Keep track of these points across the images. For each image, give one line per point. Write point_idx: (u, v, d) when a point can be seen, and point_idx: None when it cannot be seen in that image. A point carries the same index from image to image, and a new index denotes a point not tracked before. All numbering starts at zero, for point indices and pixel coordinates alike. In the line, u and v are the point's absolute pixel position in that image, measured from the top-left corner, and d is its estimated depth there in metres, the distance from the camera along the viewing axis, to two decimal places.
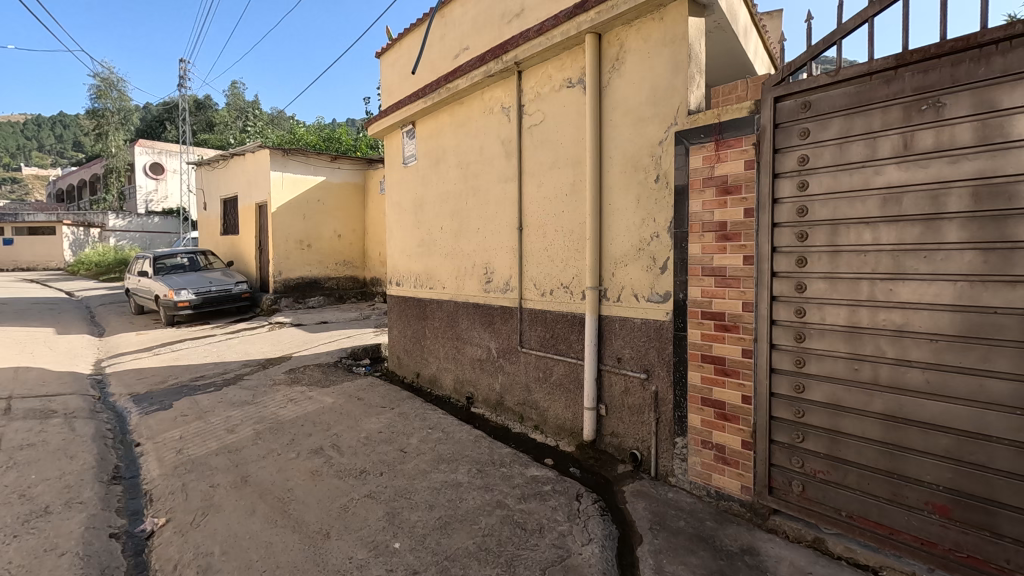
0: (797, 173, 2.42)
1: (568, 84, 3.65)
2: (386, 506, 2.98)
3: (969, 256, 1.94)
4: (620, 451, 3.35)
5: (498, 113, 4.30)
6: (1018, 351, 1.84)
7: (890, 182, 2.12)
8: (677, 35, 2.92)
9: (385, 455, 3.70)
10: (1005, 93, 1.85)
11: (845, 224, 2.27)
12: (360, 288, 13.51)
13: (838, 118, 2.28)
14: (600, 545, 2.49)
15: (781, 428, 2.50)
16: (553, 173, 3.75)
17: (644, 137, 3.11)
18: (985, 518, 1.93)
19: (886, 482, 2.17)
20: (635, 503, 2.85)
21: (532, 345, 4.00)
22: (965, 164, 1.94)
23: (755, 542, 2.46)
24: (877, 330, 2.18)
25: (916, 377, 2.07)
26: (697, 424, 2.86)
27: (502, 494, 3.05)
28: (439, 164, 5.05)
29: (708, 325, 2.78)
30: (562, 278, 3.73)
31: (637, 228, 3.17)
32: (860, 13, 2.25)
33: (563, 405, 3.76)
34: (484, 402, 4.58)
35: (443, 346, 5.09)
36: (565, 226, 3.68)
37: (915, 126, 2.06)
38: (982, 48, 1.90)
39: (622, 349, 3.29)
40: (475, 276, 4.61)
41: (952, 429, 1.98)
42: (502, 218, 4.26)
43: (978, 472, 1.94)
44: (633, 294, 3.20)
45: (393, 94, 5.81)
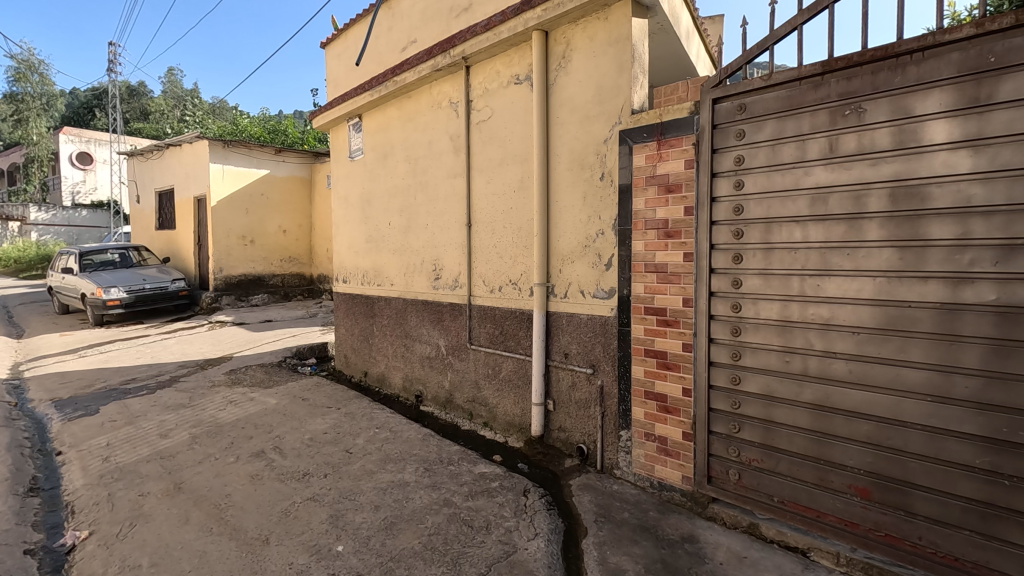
0: (733, 173, 2.51)
1: (516, 81, 3.64)
2: (329, 509, 2.90)
3: (887, 254, 2.06)
4: (567, 446, 3.40)
5: (446, 109, 4.25)
6: (929, 343, 1.97)
7: (818, 183, 2.23)
8: (622, 35, 2.96)
9: (330, 456, 3.61)
10: (919, 100, 1.97)
11: (778, 223, 2.37)
12: (308, 285, 13.13)
13: (771, 120, 2.38)
14: (546, 540, 2.51)
15: (719, 419, 2.59)
16: (501, 169, 3.75)
17: (589, 135, 3.15)
18: (901, 498, 2.06)
19: (814, 467, 2.28)
20: (581, 496, 2.90)
21: (482, 342, 3.99)
22: (884, 166, 2.05)
23: (695, 530, 2.54)
24: (806, 324, 2.29)
25: (841, 368, 2.19)
26: (641, 417, 2.93)
27: (450, 492, 3.03)
28: (387, 159, 4.96)
29: (651, 321, 2.85)
30: (510, 274, 3.73)
31: (583, 225, 3.21)
32: (790, 20, 2.35)
33: (512, 402, 3.77)
34: (434, 400, 4.54)
35: (392, 344, 5.01)
36: (512, 223, 3.68)
37: (840, 130, 2.17)
38: (899, 58, 2.01)
39: (569, 345, 3.32)
40: (424, 273, 4.55)
41: (872, 416, 2.11)
42: (450, 214, 4.22)
43: (895, 456, 2.06)
44: (579, 291, 3.24)
45: (339, 86, 5.66)
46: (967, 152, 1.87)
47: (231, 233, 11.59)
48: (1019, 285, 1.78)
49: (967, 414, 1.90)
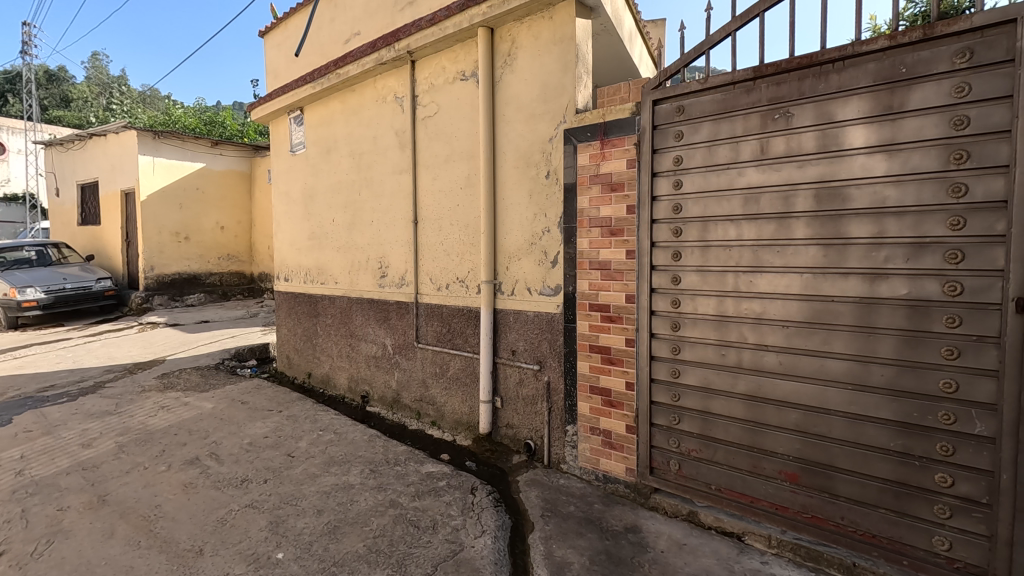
0: (673, 172, 2.59)
1: (462, 77, 3.62)
2: (269, 516, 2.80)
3: (813, 251, 2.17)
4: (515, 442, 3.42)
5: (391, 103, 4.17)
6: (850, 335, 2.09)
7: (750, 183, 2.33)
8: (566, 35, 2.99)
9: (271, 461, 3.48)
10: (840, 106, 2.09)
11: (714, 221, 2.46)
12: (248, 284, 12.62)
13: (707, 122, 2.47)
14: (493, 537, 2.51)
15: (660, 412, 2.67)
16: (447, 166, 3.72)
17: (535, 133, 3.17)
18: (825, 481, 2.18)
19: (748, 455, 2.39)
20: (528, 492, 2.92)
21: (429, 341, 3.95)
22: (809, 168, 2.17)
23: (638, 520, 2.61)
24: (740, 318, 2.39)
25: (772, 360, 2.30)
26: (586, 412, 2.98)
27: (396, 493, 2.98)
28: (330, 153, 4.82)
29: (595, 317, 2.90)
30: (457, 272, 3.70)
31: (529, 223, 3.23)
32: (725, 26, 2.44)
33: (460, 400, 3.75)
34: (380, 400, 4.46)
35: (337, 344, 4.89)
36: (459, 220, 3.66)
37: (770, 133, 2.27)
38: (822, 66, 2.13)
39: (516, 342, 3.34)
40: (369, 271, 4.45)
41: (800, 405, 2.23)
42: (396, 210, 4.15)
43: (821, 442, 2.18)
44: (526, 287, 3.26)
45: (279, 77, 5.45)
46: (882, 156, 2.00)
47: (164, 230, 10.96)
48: (928, 280, 1.93)
49: (883, 400, 2.03)
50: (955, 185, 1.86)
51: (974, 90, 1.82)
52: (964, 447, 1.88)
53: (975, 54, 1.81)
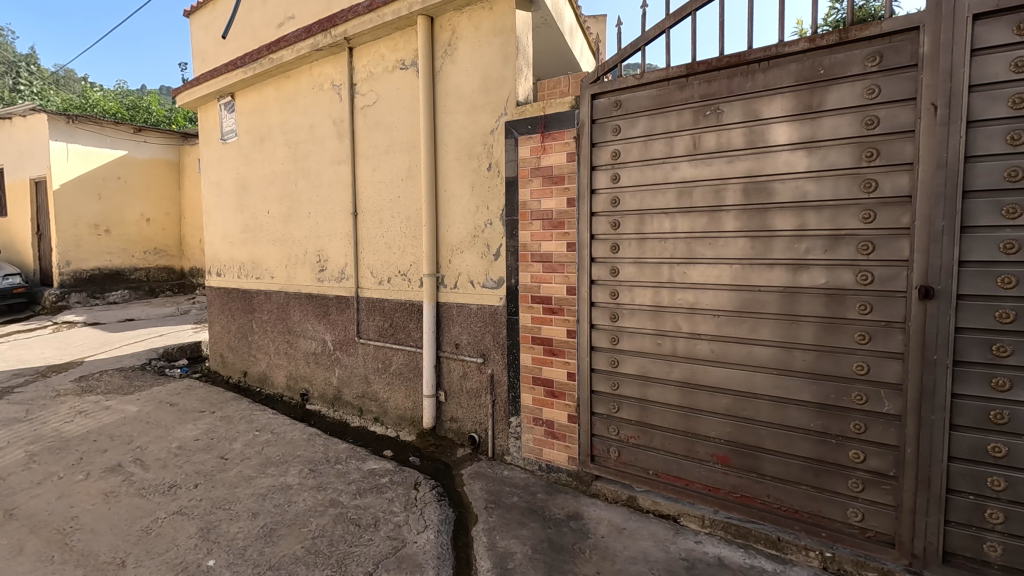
0: (611, 166, 2.64)
1: (402, 66, 3.55)
2: (199, 522, 2.67)
3: (742, 243, 2.27)
4: (459, 436, 3.40)
5: (328, 91, 4.04)
6: (776, 322, 2.21)
7: (684, 177, 2.41)
8: (505, 27, 2.98)
9: (202, 465, 3.32)
10: (765, 105, 2.19)
11: (650, 214, 2.53)
12: (178, 280, 11.95)
13: (643, 117, 2.53)
14: (436, 531, 2.50)
15: (601, 400, 2.73)
16: (387, 157, 3.64)
17: (476, 125, 3.15)
18: (753, 462, 2.30)
19: (682, 440, 2.48)
20: (472, 485, 2.92)
21: (370, 336, 3.87)
22: (737, 164, 2.26)
23: (580, 507, 2.66)
24: (675, 308, 2.47)
25: (704, 348, 2.39)
26: (529, 403, 3.01)
27: (336, 492, 2.91)
28: (264, 142, 4.62)
29: (537, 309, 2.93)
30: (399, 265, 3.64)
31: (471, 216, 3.21)
32: (659, 24, 2.50)
33: (403, 395, 3.70)
34: (321, 398, 4.34)
35: (274, 341, 4.71)
36: (400, 212, 3.59)
37: (701, 129, 2.35)
38: (749, 65, 2.22)
39: (460, 335, 3.32)
40: (307, 265, 4.31)
41: (731, 390, 2.33)
42: (335, 201, 4.03)
43: (749, 425, 2.30)
44: (469, 281, 3.25)
45: (207, 60, 5.15)
46: (803, 153, 2.11)
47: (80, 222, 10.19)
48: (843, 270, 2.05)
49: (805, 383, 2.15)
50: (867, 181, 1.99)
51: (883, 92, 1.94)
52: (874, 425, 2.02)
53: (884, 58, 1.94)
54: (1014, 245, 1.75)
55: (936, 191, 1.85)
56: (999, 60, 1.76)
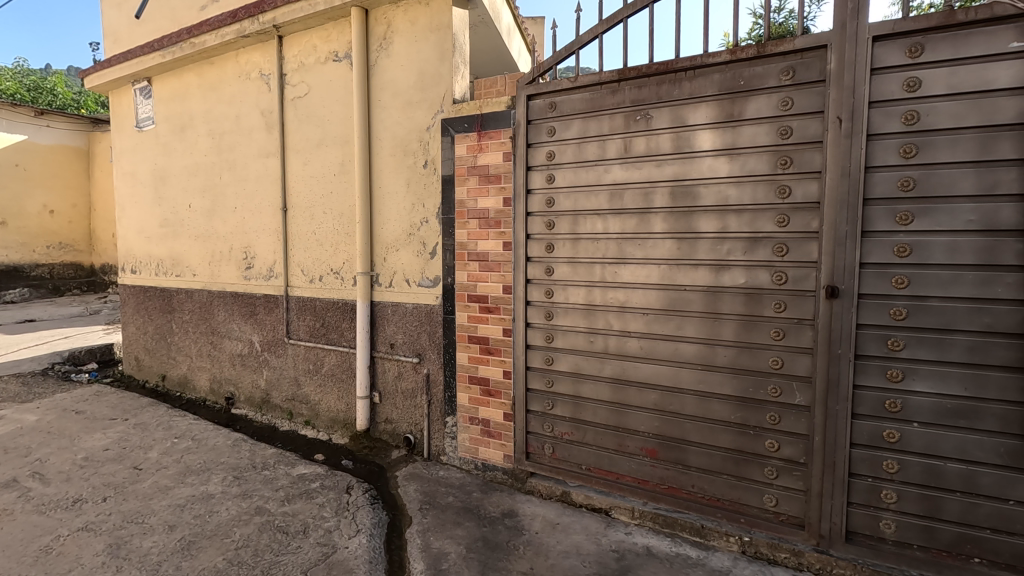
0: (546, 167, 2.68)
1: (334, 58, 3.44)
2: (108, 538, 2.48)
3: (669, 244, 2.36)
4: (394, 437, 3.35)
5: (256, 80, 3.86)
6: (700, 320, 2.31)
7: (615, 179, 2.48)
8: (442, 23, 2.95)
9: (112, 476, 3.08)
10: (691, 112, 2.28)
11: (583, 215, 2.58)
12: (87, 277, 11.06)
13: (577, 120, 2.58)
14: (368, 535, 2.44)
15: (536, 398, 2.77)
16: (319, 151, 3.52)
17: (412, 121, 3.10)
18: (679, 454, 2.40)
19: (614, 435, 2.56)
20: (406, 486, 2.88)
21: (301, 336, 3.73)
22: (665, 168, 2.35)
23: (515, 504, 2.68)
24: (607, 307, 2.54)
25: (633, 345, 2.47)
26: (465, 402, 3.00)
27: (263, 500, 2.78)
28: (185, 132, 4.35)
29: (473, 308, 2.92)
30: (332, 263, 3.53)
31: (407, 213, 3.16)
32: (592, 29, 2.56)
33: (336, 397, 3.59)
34: (247, 401, 4.14)
35: (196, 342, 4.45)
36: (333, 208, 3.49)
37: (632, 133, 2.43)
38: (677, 73, 2.31)
39: (395, 335, 3.27)
40: (233, 261, 4.10)
41: (659, 386, 2.42)
42: (263, 196, 3.85)
43: (676, 419, 2.39)
44: (404, 279, 3.20)
45: (120, 41, 4.78)
46: (725, 159, 2.22)
47: None
48: (760, 270, 2.18)
49: (726, 377, 2.27)
50: (782, 187, 2.12)
51: (796, 104, 2.08)
52: (787, 416, 2.16)
53: (797, 73, 2.07)
54: (906, 249, 1.91)
55: (841, 197, 2.00)
56: (894, 80, 1.92)
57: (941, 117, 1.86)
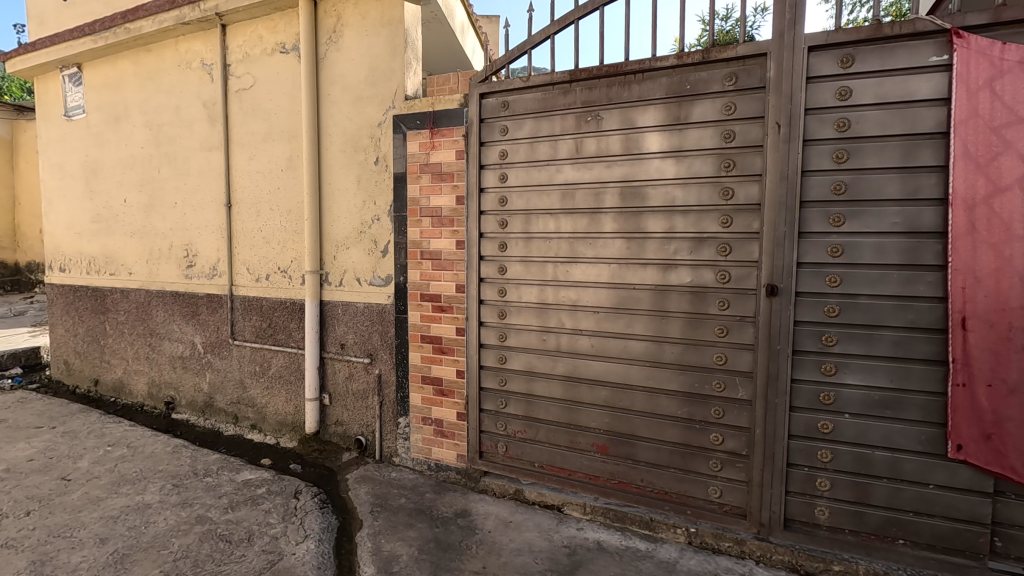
0: (498, 166, 2.68)
1: (281, 49, 3.33)
2: (30, 554, 2.32)
3: (619, 244, 2.40)
4: (345, 440, 3.27)
5: (197, 70, 3.69)
6: (648, 318, 2.36)
7: (567, 179, 2.51)
8: (394, 18, 2.91)
9: (37, 488, 2.88)
10: (639, 114, 2.33)
11: (536, 215, 2.60)
12: (10, 276, 10.32)
13: (529, 119, 2.59)
14: (317, 540, 2.38)
15: (489, 397, 2.78)
16: (266, 145, 3.41)
17: (362, 117, 3.04)
18: (629, 449, 2.45)
19: (565, 432, 2.60)
20: (357, 489, 2.82)
21: (246, 337, 3.60)
22: (615, 168, 2.39)
23: (468, 504, 2.67)
24: (559, 306, 2.56)
25: (585, 343, 2.51)
26: (418, 402, 2.97)
27: (204, 508, 2.67)
28: (119, 122, 4.11)
29: (426, 307, 2.89)
30: (279, 261, 3.43)
31: (358, 211, 3.10)
32: (544, 29, 2.58)
33: (283, 400, 3.49)
34: (188, 406, 3.96)
35: (133, 344, 4.22)
36: (280, 205, 3.38)
37: (583, 134, 2.46)
38: (626, 76, 2.36)
39: (345, 335, 3.20)
40: (173, 259, 3.91)
41: (609, 383, 2.47)
42: (205, 191, 3.69)
43: (626, 415, 2.44)
44: (355, 278, 3.14)
45: (46, 24, 4.48)
46: (672, 161, 2.28)
47: None
48: (705, 269, 2.24)
49: (673, 373, 2.33)
50: (725, 189, 2.19)
51: (738, 109, 2.15)
52: (731, 410, 2.24)
53: (739, 79, 2.15)
54: (839, 249, 2.02)
55: (780, 200, 2.09)
56: (827, 88, 2.02)
57: (870, 124, 1.96)
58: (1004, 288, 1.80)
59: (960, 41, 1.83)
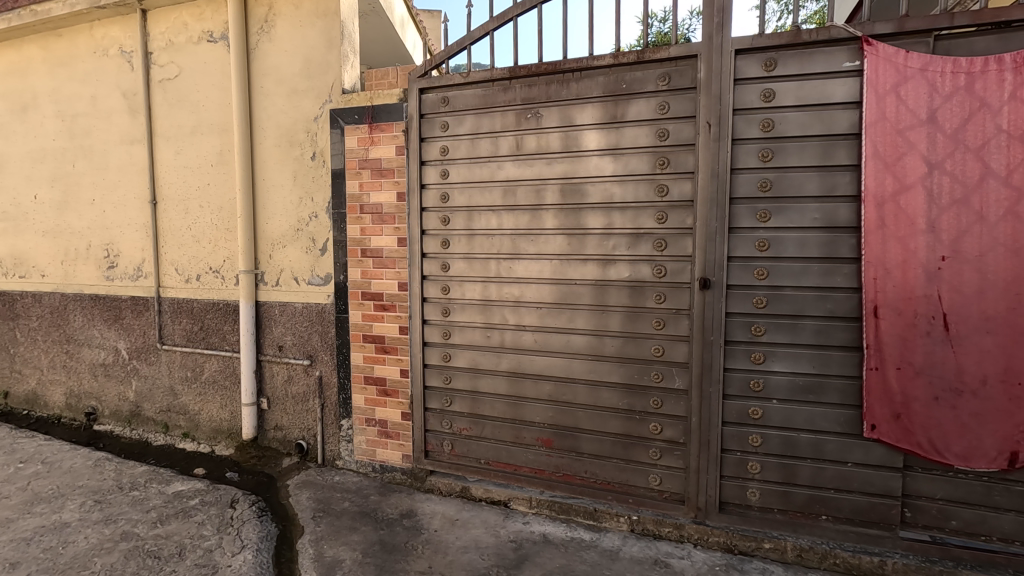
0: (440, 162, 2.65)
1: (209, 38, 3.17)
2: None
3: (560, 240, 2.43)
4: (285, 444, 3.17)
5: (115, 57, 3.45)
6: (590, 313, 2.41)
7: (508, 176, 2.51)
8: (329, 9, 2.82)
9: None
10: (578, 112, 2.37)
11: (478, 211, 2.59)
12: None
13: (469, 116, 2.58)
14: (254, 550, 2.29)
15: (434, 396, 2.75)
16: (194, 139, 3.24)
17: (297, 110, 2.94)
18: (572, 442, 2.49)
19: (510, 427, 2.61)
20: (298, 495, 2.73)
21: (176, 341, 3.41)
22: (555, 166, 2.42)
23: (414, 504, 2.64)
24: (503, 302, 2.57)
25: (528, 339, 2.53)
26: (361, 404, 2.90)
27: (131, 523, 2.52)
28: (27, 112, 3.80)
29: (368, 306, 2.83)
30: (210, 261, 3.27)
31: (294, 207, 2.99)
32: (483, 25, 2.59)
33: (218, 406, 3.33)
34: (113, 416, 3.71)
35: (48, 352, 3.92)
36: (211, 201, 3.22)
37: (523, 131, 2.47)
38: (564, 74, 2.39)
39: (283, 337, 3.09)
40: (91, 260, 3.65)
41: (553, 378, 2.50)
42: (127, 187, 3.46)
43: (570, 409, 2.48)
44: (293, 278, 3.03)
45: None
46: (610, 159, 2.33)
47: None
48: (642, 264, 2.31)
49: (614, 366, 2.39)
50: (660, 186, 2.26)
51: (672, 109, 2.22)
52: (668, 400, 2.32)
53: (672, 79, 2.22)
54: (765, 244, 2.12)
55: (711, 196, 2.17)
56: (753, 90, 2.11)
57: (791, 125, 2.07)
58: (910, 278, 1.95)
59: (870, 48, 1.95)
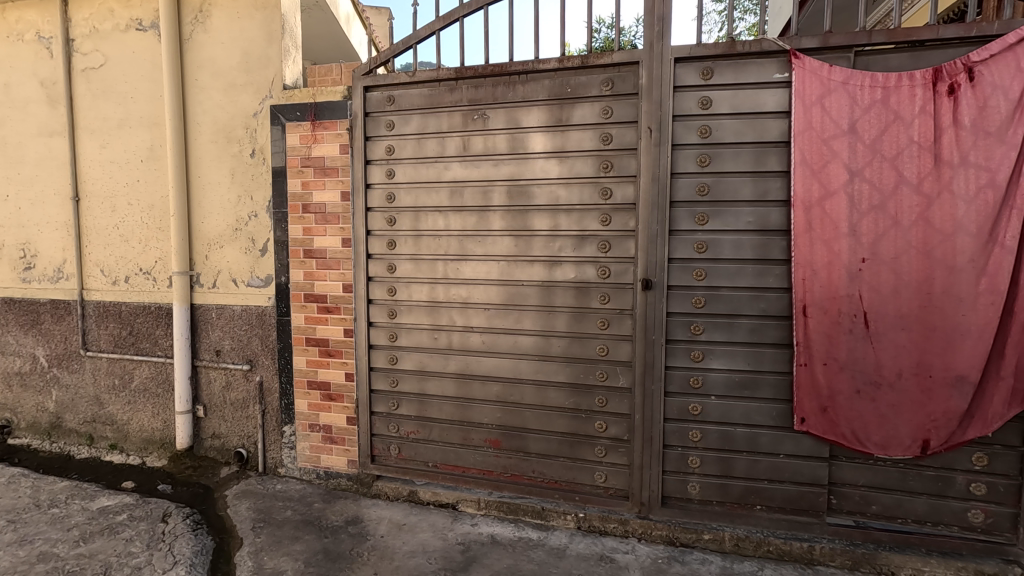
0: (385, 162, 2.61)
1: (138, 26, 2.99)
2: None
3: (507, 241, 2.44)
4: (223, 453, 3.03)
5: (32, 43, 3.21)
6: (537, 313, 2.43)
7: (455, 177, 2.50)
8: (268, 2, 2.73)
9: None
10: (525, 114, 2.38)
11: (425, 212, 2.57)
12: None
13: (416, 115, 2.56)
14: (188, 566, 2.19)
15: (379, 399, 2.71)
16: (121, 133, 3.06)
17: (235, 105, 2.83)
18: (520, 442, 2.51)
19: (458, 429, 2.60)
20: (237, 506, 2.62)
21: (102, 347, 3.21)
22: (502, 167, 2.43)
23: (359, 510, 2.58)
24: (450, 303, 2.55)
25: (476, 340, 2.52)
26: (304, 409, 2.82)
27: (50, 543, 2.35)
28: None
29: (311, 308, 2.75)
30: (140, 262, 3.09)
31: (232, 206, 2.87)
32: (430, 25, 2.57)
33: (149, 415, 3.15)
34: (30, 429, 3.45)
35: None
36: (140, 199, 3.05)
37: (470, 132, 2.47)
38: (510, 76, 2.40)
39: (221, 341, 2.96)
40: (5, 260, 3.37)
41: (501, 378, 2.51)
42: (45, 182, 3.23)
43: (517, 409, 2.50)
44: (231, 279, 2.91)
45: None
46: (556, 161, 2.36)
47: None
48: (587, 266, 2.35)
49: (560, 366, 2.42)
50: (604, 189, 2.30)
51: (615, 114, 2.27)
52: (613, 398, 2.37)
53: (615, 84, 2.27)
54: (703, 246, 2.20)
55: (652, 199, 2.23)
56: (691, 98, 2.19)
57: (727, 132, 2.16)
58: (834, 279, 2.07)
59: (797, 61, 2.06)
